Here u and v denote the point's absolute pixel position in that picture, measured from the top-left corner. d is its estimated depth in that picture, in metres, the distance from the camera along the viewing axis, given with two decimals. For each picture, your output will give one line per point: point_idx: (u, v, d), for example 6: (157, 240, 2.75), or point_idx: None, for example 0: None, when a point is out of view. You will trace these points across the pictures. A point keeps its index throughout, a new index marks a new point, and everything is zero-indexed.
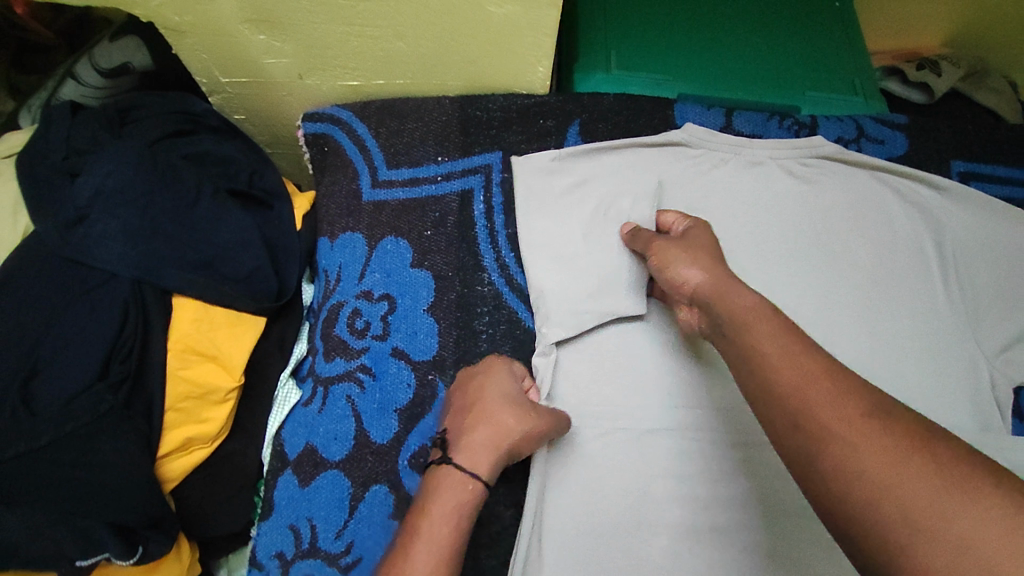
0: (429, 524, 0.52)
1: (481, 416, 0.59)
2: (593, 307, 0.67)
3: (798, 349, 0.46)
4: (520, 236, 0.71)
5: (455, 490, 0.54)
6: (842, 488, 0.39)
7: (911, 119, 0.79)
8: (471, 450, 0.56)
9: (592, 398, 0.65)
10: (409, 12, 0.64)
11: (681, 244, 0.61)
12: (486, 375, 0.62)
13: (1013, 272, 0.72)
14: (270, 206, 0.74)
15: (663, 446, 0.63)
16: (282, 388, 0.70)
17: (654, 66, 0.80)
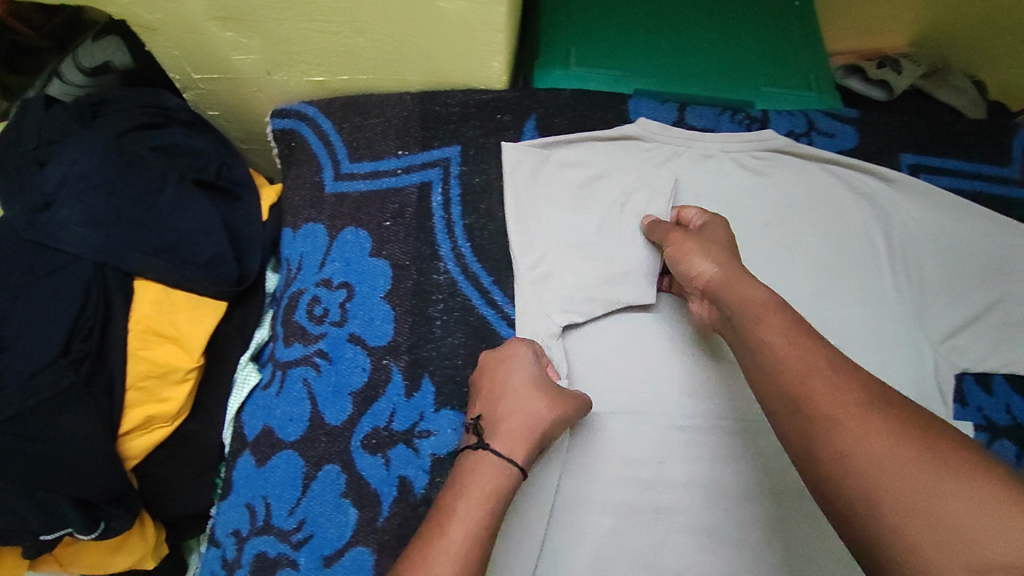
0: (462, 500, 0.56)
1: (513, 401, 0.62)
2: (604, 293, 0.71)
3: (806, 341, 0.52)
4: (534, 226, 0.74)
5: (492, 471, 0.58)
6: (844, 475, 0.44)
7: (861, 114, 0.81)
8: (507, 435, 0.60)
9: (609, 386, 0.69)
10: (367, 9, 0.66)
11: (700, 239, 0.66)
12: (511, 359, 0.65)
13: (959, 262, 0.75)
14: (238, 196, 0.77)
15: (674, 434, 0.68)
16: (242, 371, 0.72)
17: (612, 63, 0.82)
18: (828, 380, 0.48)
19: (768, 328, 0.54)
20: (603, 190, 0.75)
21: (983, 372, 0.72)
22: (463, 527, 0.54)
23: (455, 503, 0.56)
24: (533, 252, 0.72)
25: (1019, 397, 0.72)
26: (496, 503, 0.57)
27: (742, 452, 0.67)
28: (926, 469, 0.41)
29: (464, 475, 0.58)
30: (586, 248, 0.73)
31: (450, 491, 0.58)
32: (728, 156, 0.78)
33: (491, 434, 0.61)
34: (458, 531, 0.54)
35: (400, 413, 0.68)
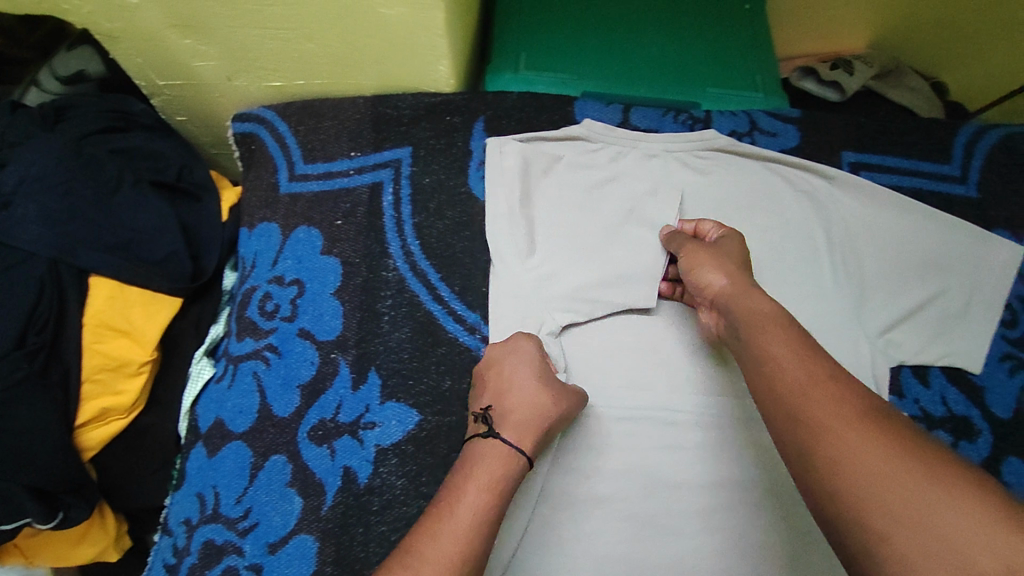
0: (465, 489, 0.57)
1: (523, 395, 0.63)
2: (608, 298, 0.73)
3: (810, 355, 0.53)
4: (544, 229, 0.76)
5: (501, 459, 0.59)
6: (839, 486, 0.44)
7: (804, 113, 0.84)
8: (517, 427, 0.61)
9: (605, 381, 0.71)
10: (314, 16, 0.69)
11: (715, 251, 0.67)
12: (519, 354, 0.67)
13: (898, 258, 0.76)
14: (198, 198, 0.79)
15: (669, 427, 0.69)
16: (196, 365, 0.75)
17: (560, 66, 0.85)
18: (828, 392, 0.49)
19: (772, 339, 0.55)
20: (580, 184, 0.78)
21: (920, 364, 0.74)
22: (466, 514, 0.54)
23: (465, 488, 0.57)
24: (537, 252, 0.74)
25: (955, 389, 0.74)
26: (506, 493, 0.57)
27: (689, 444, 0.69)
28: (918, 479, 0.42)
29: (472, 463, 0.59)
30: (592, 251, 0.75)
31: (456, 476, 0.58)
32: (671, 155, 0.80)
33: (501, 425, 0.62)
34: (465, 517, 0.54)
35: (346, 405, 0.69)
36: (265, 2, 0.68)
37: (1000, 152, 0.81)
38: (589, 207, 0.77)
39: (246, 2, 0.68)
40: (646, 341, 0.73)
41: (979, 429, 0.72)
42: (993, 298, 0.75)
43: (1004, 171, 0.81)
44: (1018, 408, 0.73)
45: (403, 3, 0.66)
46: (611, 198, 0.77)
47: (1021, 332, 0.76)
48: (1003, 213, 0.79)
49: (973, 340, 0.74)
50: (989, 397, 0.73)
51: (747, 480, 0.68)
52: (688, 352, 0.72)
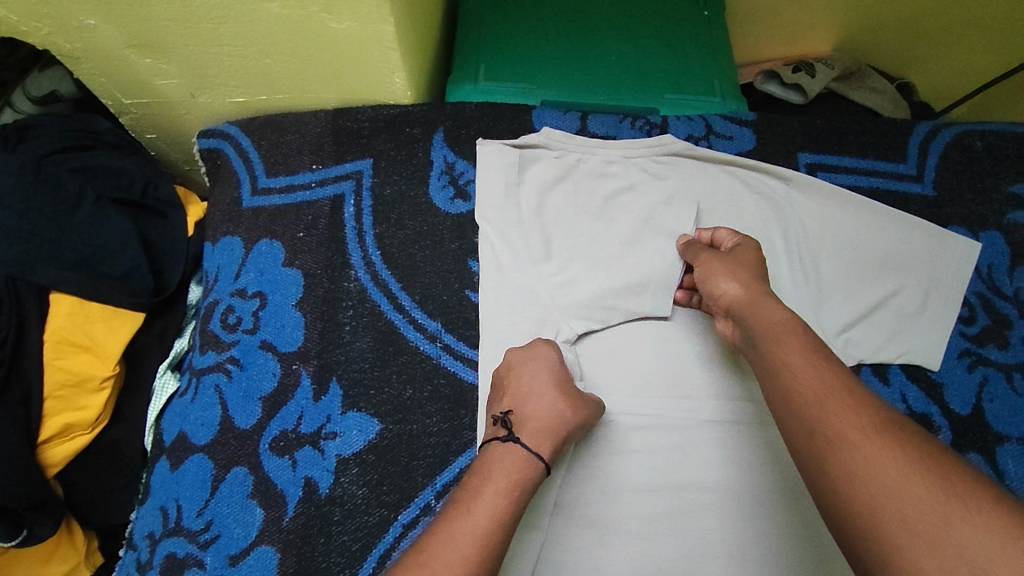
0: (479, 493, 0.56)
1: (544, 399, 0.64)
2: (620, 306, 0.73)
3: (826, 365, 0.52)
4: (560, 238, 0.76)
5: (520, 464, 0.59)
6: (850, 496, 0.43)
7: (759, 116, 0.85)
8: (535, 431, 0.61)
9: (610, 385, 0.72)
10: (267, 32, 0.70)
11: (729, 260, 0.67)
12: (540, 358, 0.67)
13: (856, 257, 0.77)
14: (165, 213, 0.80)
15: (672, 428, 0.70)
16: (160, 379, 0.76)
17: (520, 77, 0.87)
18: (846, 403, 0.48)
19: (790, 350, 0.55)
20: (570, 194, 0.79)
21: (880, 362, 0.73)
22: (476, 519, 0.53)
23: (481, 491, 0.56)
24: (554, 260, 0.75)
25: (914, 386, 0.73)
26: (519, 499, 0.56)
27: (654, 446, 0.69)
28: (935, 493, 0.40)
29: (492, 466, 0.58)
30: (608, 258, 0.75)
31: (473, 480, 0.57)
32: (629, 161, 0.81)
33: (521, 429, 0.62)
34: (481, 520, 0.53)
35: (307, 416, 0.70)
36: (218, 19, 0.69)
37: (953, 149, 0.83)
38: (567, 215, 0.78)
39: (200, 20, 0.69)
40: (607, 346, 0.73)
41: (939, 426, 0.71)
42: (951, 295, 0.76)
43: (957, 169, 0.82)
44: (977, 403, 0.72)
45: (350, 17, 0.67)
46: (577, 202, 0.78)
47: (979, 328, 0.75)
48: (959, 209, 0.80)
49: (932, 337, 0.74)
50: (948, 393, 0.72)
51: (711, 481, 0.68)
52: (651, 353, 0.73)
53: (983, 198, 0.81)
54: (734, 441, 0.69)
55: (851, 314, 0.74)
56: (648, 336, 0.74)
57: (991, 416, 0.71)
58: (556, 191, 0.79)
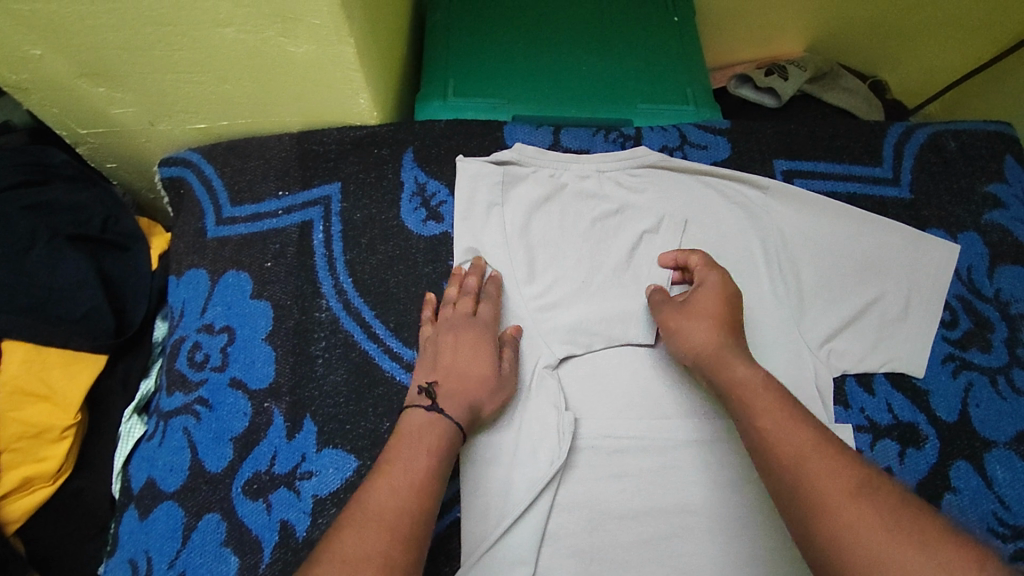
0: (412, 451, 0.59)
1: (473, 381, 0.65)
2: (605, 331, 0.73)
3: (804, 424, 0.53)
4: (542, 262, 0.76)
5: (439, 433, 0.61)
6: (839, 565, 0.44)
7: (733, 124, 0.84)
8: (460, 403, 0.63)
9: (596, 409, 0.70)
10: (224, 58, 0.67)
11: (688, 313, 0.67)
12: (477, 341, 0.68)
13: (834, 265, 0.76)
14: (127, 247, 0.77)
15: (660, 447, 0.69)
16: (126, 423, 0.71)
17: (489, 92, 0.85)
18: (825, 463, 0.49)
19: (765, 410, 0.55)
20: (547, 214, 0.77)
21: (865, 372, 0.73)
22: (410, 473, 0.57)
23: (413, 451, 0.59)
24: (537, 282, 0.75)
25: (899, 394, 0.72)
26: (446, 455, 0.60)
27: (642, 469, 0.68)
28: (918, 563, 0.41)
29: (411, 435, 0.60)
30: (592, 284, 0.75)
31: (402, 439, 0.60)
32: (604, 176, 0.79)
33: (446, 399, 0.63)
34: (415, 474, 0.57)
35: (281, 455, 0.67)
36: (171, 46, 0.65)
37: (927, 150, 0.82)
38: (542, 235, 0.77)
39: (153, 48, 0.66)
40: (587, 367, 0.72)
41: (926, 435, 0.70)
42: (933, 299, 0.75)
43: (932, 170, 0.81)
44: (963, 410, 0.71)
45: (309, 40, 0.64)
46: (560, 223, 0.77)
47: (961, 332, 0.75)
48: (936, 212, 0.80)
49: (915, 345, 0.73)
50: (933, 401, 0.72)
51: (695, 504, 0.67)
52: (633, 374, 0.72)
53: (960, 199, 0.80)
54: (718, 460, 0.68)
55: (837, 323, 0.73)
56: (627, 355, 0.73)
57: (976, 423, 0.71)
58: (542, 212, 0.77)
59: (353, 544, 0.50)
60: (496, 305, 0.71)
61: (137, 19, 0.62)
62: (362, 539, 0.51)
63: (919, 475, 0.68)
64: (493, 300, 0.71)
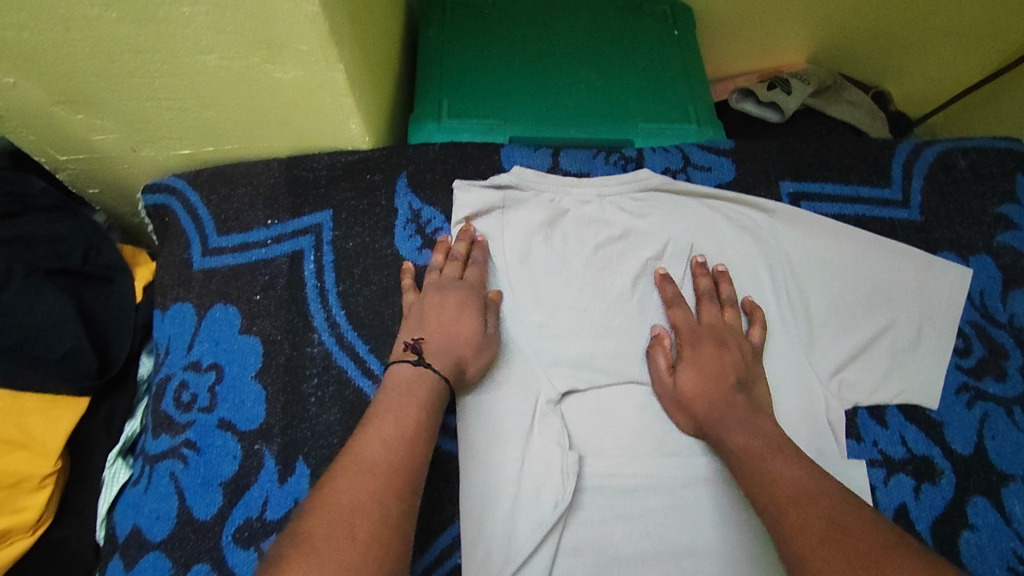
0: (401, 404, 0.59)
1: (460, 337, 0.65)
2: (608, 365, 0.71)
3: (798, 466, 0.56)
4: (543, 293, 0.73)
5: (426, 387, 0.61)
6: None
7: (737, 143, 0.81)
8: (447, 358, 0.64)
9: (600, 446, 0.68)
10: (208, 84, 0.63)
11: (673, 398, 0.68)
12: (463, 300, 0.68)
13: (845, 292, 0.73)
14: (110, 279, 0.73)
15: (667, 485, 0.67)
16: (111, 468, 0.68)
17: (485, 112, 0.82)
18: (812, 498, 0.53)
19: (760, 452, 0.59)
20: (547, 242, 0.75)
21: (876, 404, 0.71)
22: (400, 423, 0.58)
23: (402, 405, 0.59)
24: (538, 314, 0.72)
25: (912, 427, 0.70)
26: (434, 408, 0.61)
27: (649, 509, 0.66)
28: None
29: (400, 389, 0.61)
30: (596, 315, 0.72)
31: (391, 394, 0.61)
32: (605, 201, 0.77)
33: (433, 355, 0.64)
34: (406, 423, 0.58)
35: (273, 500, 0.64)
36: (151, 73, 0.62)
37: (938, 170, 0.79)
38: (542, 264, 0.74)
39: (133, 76, 0.62)
40: (590, 402, 0.70)
41: (941, 469, 0.68)
42: (946, 327, 0.73)
43: (943, 190, 0.79)
44: (978, 442, 0.69)
45: (296, 67, 0.61)
46: (560, 251, 0.74)
47: (975, 360, 0.72)
48: (947, 234, 0.77)
49: (928, 374, 0.71)
50: (948, 433, 0.70)
51: (705, 545, 0.64)
52: (637, 409, 0.70)
53: (971, 220, 0.78)
54: (728, 498, 0.66)
55: (848, 353, 0.71)
56: (632, 391, 0.71)
57: (993, 455, 0.69)
58: (541, 240, 0.75)
59: (347, 487, 0.51)
60: (484, 270, 0.71)
61: (115, 47, 0.58)
62: (358, 483, 0.51)
63: (935, 511, 0.67)
64: (481, 265, 0.72)
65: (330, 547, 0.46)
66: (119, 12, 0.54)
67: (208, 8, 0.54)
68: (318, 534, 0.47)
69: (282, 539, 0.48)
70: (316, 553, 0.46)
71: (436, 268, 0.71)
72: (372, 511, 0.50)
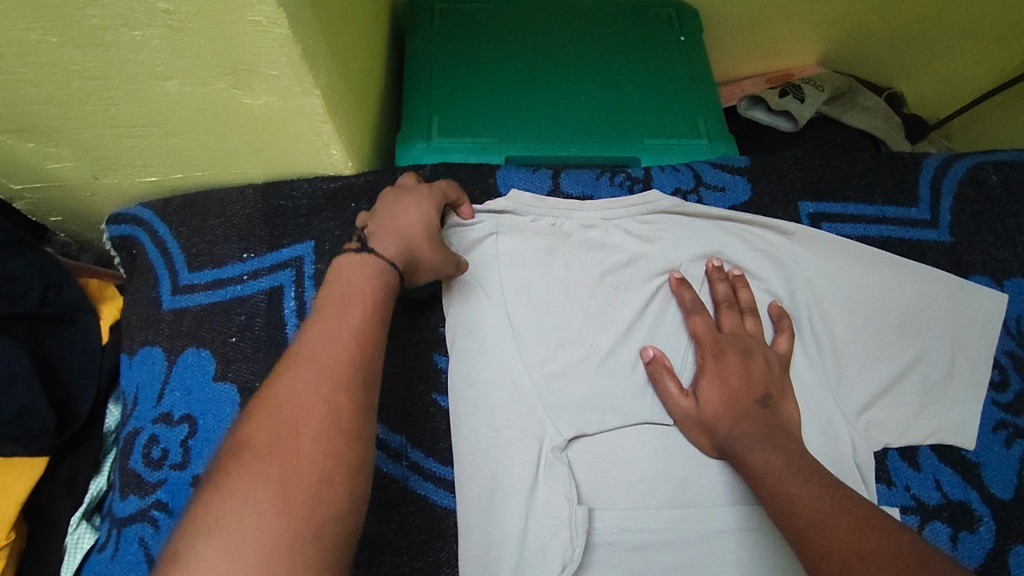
0: (344, 297, 0.50)
1: (414, 228, 0.58)
2: (616, 407, 0.65)
3: (826, 489, 0.50)
4: (545, 326, 0.66)
5: (372, 272, 0.53)
6: None
7: (752, 160, 0.75)
8: (395, 243, 0.56)
9: (610, 498, 0.62)
10: (170, 110, 0.57)
11: (695, 418, 0.63)
12: (420, 196, 0.61)
13: (873, 321, 0.68)
14: (73, 320, 0.67)
15: (686, 540, 0.61)
16: (74, 533, 0.62)
17: (478, 131, 0.76)
18: (839, 525, 0.46)
19: (784, 474, 0.53)
20: (548, 270, 0.68)
21: (908, 445, 0.65)
22: (344, 317, 0.49)
23: (344, 300, 0.50)
24: (541, 349, 0.65)
25: (947, 469, 0.65)
26: (382, 299, 0.52)
27: (666, 568, 0.60)
28: None
29: (342, 279, 0.52)
30: (604, 349, 0.66)
31: (333, 288, 0.52)
32: (610, 224, 0.70)
33: (379, 240, 0.56)
34: (351, 317, 0.49)
35: None
36: (105, 100, 0.55)
37: (967, 186, 0.74)
38: (543, 294, 0.67)
39: (84, 103, 0.56)
40: (598, 448, 0.64)
41: (980, 516, 0.64)
42: (981, 359, 0.68)
43: (974, 209, 0.74)
44: (1019, 485, 0.65)
45: (268, 92, 0.55)
46: (563, 280, 0.68)
47: (1013, 395, 0.68)
48: (979, 257, 0.72)
49: (961, 410, 0.66)
50: (986, 475, 0.65)
51: None
52: (649, 456, 0.64)
53: (1004, 241, 0.73)
54: (753, 554, 0.60)
55: (877, 388, 0.65)
56: (644, 434, 0.65)
57: None
58: (542, 268, 0.68)
59: (288, 395, 0.44)
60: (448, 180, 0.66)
61: (61, 73, 0.52)
62: (297, 389, 0.44)
63: (975, 562, 0.62)
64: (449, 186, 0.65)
65: (266, 464, 0.41)
66: (61, 36, 0.48)
67: (163, 32, 0.48)
68: (256, 450, 0.41)
69: (219, 453, 0.42)
70: (250, 473, 0.40)
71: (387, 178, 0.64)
72: (316, 416, 0.43)
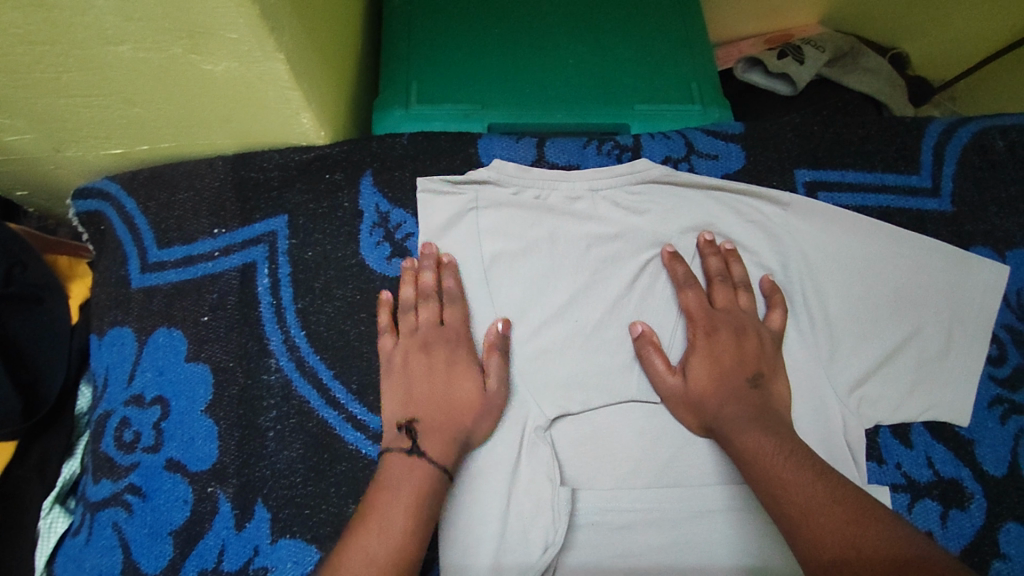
0: (388, 510, 0.52)
1: (459, 410, 0.58)
2: (602, 383, 0.63)
3: (818, 474, 0.51)
4: (527, 302, 0.64)
5: (422, 480, 0.54)
6: None
7: (746, 127, 0.72)
8: (445, 441, 0.56)
9: (596, 478, 0.61)
10: (125, 77, 0.53)
11: (683, 399, 0.61)
12: (458, 368, 0.60)
13: (868, 296, 0.65)
14: (40, 300, 0.64)
15: (671, 518, 0.60)
16: (48, 516, 0.62)
17: (460, 97, 0.72)
18: (833, 514, 0.47)
19: (775, 457, 0.52)
20: (531, 245, 0.65)
21: (901, 422, 0.64)
22: (386, 533, 0.50)
23: (389, 508, 0.52)
24: (525, 324, 0.63)
25: (939, 446, 0.64)
26: (429, 506, 0.53)
27: (648, 547, 0.59)
28: None
29: (392, 485, 0.53)
30: (589, 325, 0.64)
31: (379, 495, 0.53)
32: (597, 195, 0.67)
33: (428, 439, 0.56)
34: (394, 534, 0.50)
35: (230, 550, 0.58)
36: (53, 67, 0.52)
37: (971, 153, 0.71)
38: (527, 270, 0.65)
39: (32, 71, 0.52)
40: (583, 426, 0.62)
41: (971, 493, 0.62)
42: (978, 332, 0.65)
43: (978, 176, 0.71)
44: (1012, 461, 0.64)
45: (228, 57, 0.52)
46: (548, 254, 0.65)
47: (1010, 369, 0.66)
48: (981, 226, 0.70)
49: (957, 388, 0.64)
50: (980, 451, 0.64)
51: None
52: (634, 437, 0.62)
53: (1008, 210, 0.70)
54: (739, 532, 0.59)
55: (871, 364, 0.63)
56: (631, 412, 0.63)
57: None
58: (524, 242, 0.65)
59: None
60: (463, 308, 0.62)
61: (2, 38, 0.48)
62: None
63: (965, 540, 0.61)
64: (460, 302, 0.62)
65: None
66: None
67: None
68: None
69: None
70: None
71: (410, 308, 0.62)
72: None
